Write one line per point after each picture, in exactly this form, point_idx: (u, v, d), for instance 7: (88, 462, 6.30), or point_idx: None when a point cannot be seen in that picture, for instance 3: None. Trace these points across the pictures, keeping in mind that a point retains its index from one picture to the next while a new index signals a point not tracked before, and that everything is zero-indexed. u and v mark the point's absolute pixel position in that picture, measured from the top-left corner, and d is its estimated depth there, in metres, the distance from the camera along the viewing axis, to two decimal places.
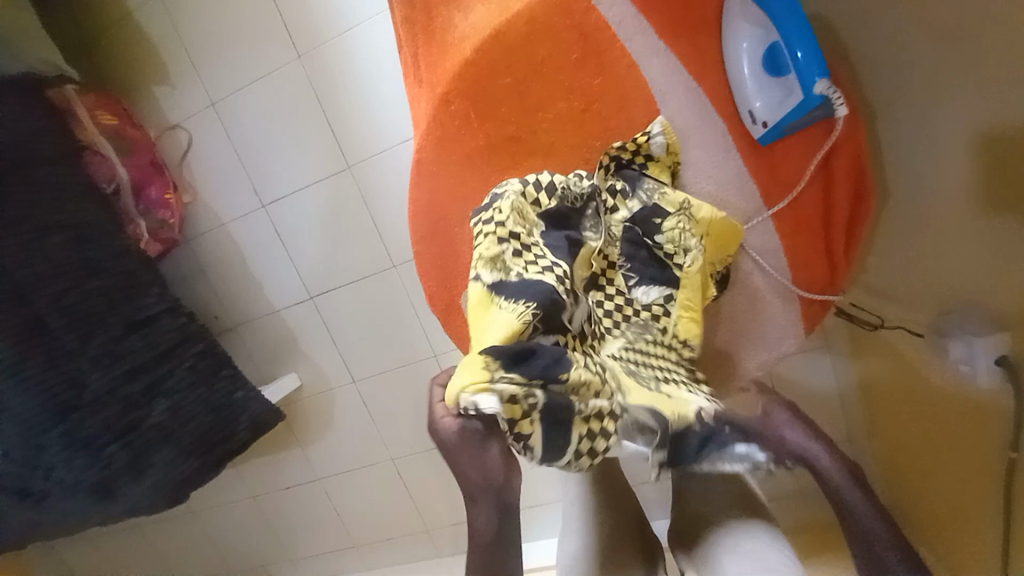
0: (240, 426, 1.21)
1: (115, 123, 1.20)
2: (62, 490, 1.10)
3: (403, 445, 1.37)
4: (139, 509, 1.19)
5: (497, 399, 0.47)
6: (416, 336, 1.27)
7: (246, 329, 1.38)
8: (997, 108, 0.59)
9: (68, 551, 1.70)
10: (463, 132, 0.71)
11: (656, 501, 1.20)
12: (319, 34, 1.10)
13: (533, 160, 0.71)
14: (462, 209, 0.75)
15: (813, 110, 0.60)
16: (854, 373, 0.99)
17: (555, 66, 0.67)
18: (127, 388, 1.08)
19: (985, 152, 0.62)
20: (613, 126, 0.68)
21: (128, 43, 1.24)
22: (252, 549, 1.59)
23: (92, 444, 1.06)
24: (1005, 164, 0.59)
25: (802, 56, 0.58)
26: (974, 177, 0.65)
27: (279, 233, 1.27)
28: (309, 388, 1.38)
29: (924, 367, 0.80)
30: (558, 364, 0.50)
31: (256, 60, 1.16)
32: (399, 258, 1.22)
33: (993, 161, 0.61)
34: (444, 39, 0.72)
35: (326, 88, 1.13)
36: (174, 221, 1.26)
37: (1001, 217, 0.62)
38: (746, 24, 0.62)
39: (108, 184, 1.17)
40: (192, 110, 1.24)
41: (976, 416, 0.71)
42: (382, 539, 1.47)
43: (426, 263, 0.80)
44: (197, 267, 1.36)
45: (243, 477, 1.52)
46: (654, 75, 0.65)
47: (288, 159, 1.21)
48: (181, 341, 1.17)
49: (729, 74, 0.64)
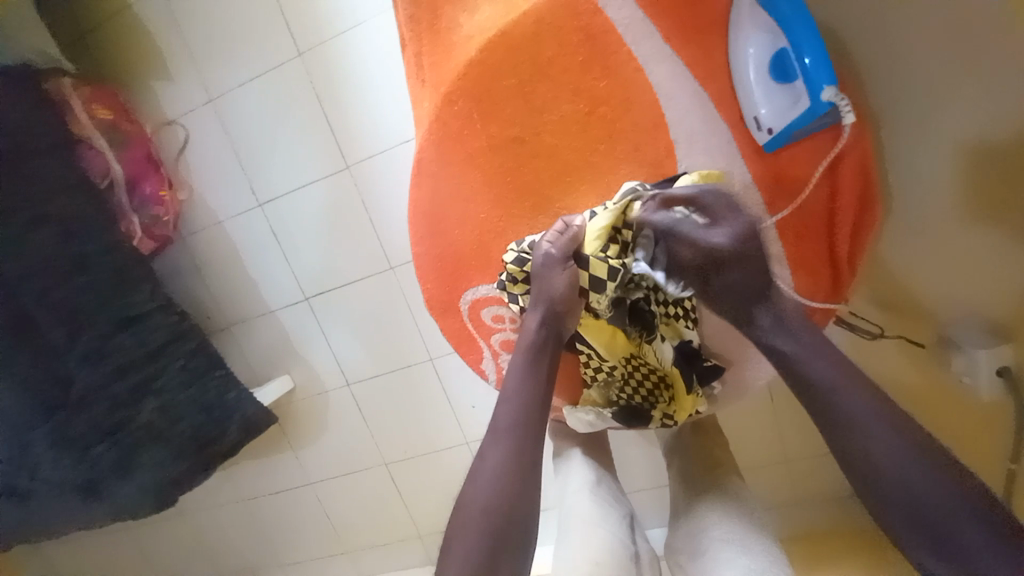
0: (230, 427, 1.19)
1: (111, 116, 1.17)
2: (47, 490, 1.07)
3: (397, 449, 1.35)
4: (124, 510, 1.16)
5: (655, 425, 0.77)
6: (412, 338, 1.26)
7: (239, 328, 1.36)
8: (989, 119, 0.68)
9: (50, 552, 1.67)
10: (466, 133, 0.70)
11: (651, 509, 1.19)
12: (320, 33, 1.10)
13: (537, 162, 0.70)
14: (464, 210, 0.74)
15: (819, 117, 0.60)
16: (871, 368, 0.90)
17: (561, 67, 0.66)
18: (114, 387, 1.06)
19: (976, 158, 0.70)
20: (621, 129, 0.67)
21: (126, 36, 1.23)
22: (240, 554, 1.56)
23: (80, 443, 1.04)
24: (1010, 182, 0.68)
25: (810, 62, 0.58)
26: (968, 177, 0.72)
27: (275, 232, 1.26)
28: (302, 389, 1.36)
29: (935, 373, 0.83)
30: (689, 371, 0.74)
31: (255, 57, 1.15)
32: (397, 260, 1.20)
33: (987, 165, 0.70)
34: (449, 39, 0.71)
35: (326, 88, 1.13)
36: (168, 217, 1.24)
37: (999, 214, 0.71)
38: (754, 28, 0.61)
39: (101, 178, 1.15)
40: (190, 105, 1.22)
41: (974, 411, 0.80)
42: (373, 545, 1.45)
43: (425, 264, 0.79)
44: (190, 264, 1.33)
45: (236, 479, 1.49)
46: (660, 78, 0.65)
47: (290, 156, 1.19)
48: (172, 339, 1.15)
49: (734, 79, 0.63)
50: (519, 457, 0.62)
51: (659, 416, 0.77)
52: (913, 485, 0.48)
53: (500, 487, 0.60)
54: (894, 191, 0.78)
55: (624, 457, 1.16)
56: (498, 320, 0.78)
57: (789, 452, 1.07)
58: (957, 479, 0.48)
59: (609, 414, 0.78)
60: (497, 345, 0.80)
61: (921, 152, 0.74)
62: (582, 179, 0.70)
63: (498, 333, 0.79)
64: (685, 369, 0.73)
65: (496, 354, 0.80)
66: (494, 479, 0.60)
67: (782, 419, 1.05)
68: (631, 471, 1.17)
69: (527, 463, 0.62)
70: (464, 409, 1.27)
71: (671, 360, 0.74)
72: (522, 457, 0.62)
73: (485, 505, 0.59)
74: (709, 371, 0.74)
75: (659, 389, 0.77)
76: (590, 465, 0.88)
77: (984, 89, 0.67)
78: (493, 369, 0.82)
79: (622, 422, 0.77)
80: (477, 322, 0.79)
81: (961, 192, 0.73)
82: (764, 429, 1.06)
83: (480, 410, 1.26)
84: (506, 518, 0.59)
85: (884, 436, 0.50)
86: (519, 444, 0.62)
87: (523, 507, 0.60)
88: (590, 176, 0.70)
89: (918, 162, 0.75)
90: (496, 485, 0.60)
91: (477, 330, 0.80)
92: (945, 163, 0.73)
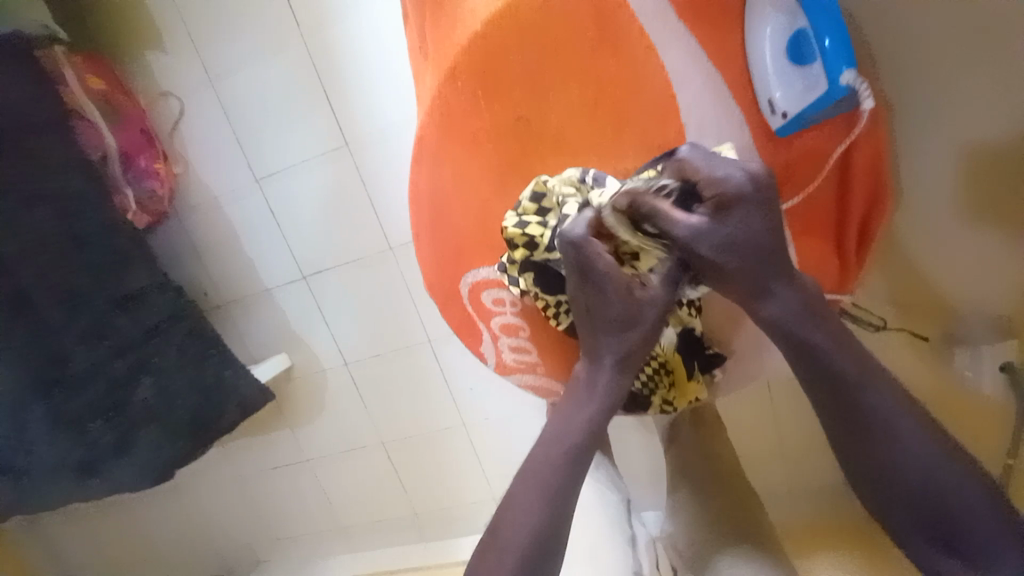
0: (228, 407, 1.20)
1: (102, 86, 1.14)
2: (42, 471, 1.06)
3: (396, 432, 1.36)
4: (122, 488, 1.16)
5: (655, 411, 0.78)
6: (412, 322, 1.25)
7: (237, 308, 1.35)
8: (1005, 118, 0.67)
9: (50, 527, 1.68)
10: (470, 113, 0.68)
11: (647, 495, 1.20)
12: (319, 5, 1.06)
13: (543, 143, 0.69)
14: (465, 191, 0.72)
15: (836, 101, 0.58)
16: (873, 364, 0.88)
17: (569, 45, 0.64)
18: (113, 364, 1.06)
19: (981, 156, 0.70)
20: (629, 112, 0.65)
21: (117, 4, 1.19)
22: (239, 531, 1.58)
23: (78, 421, 1.04)
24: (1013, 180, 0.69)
25: (830, 44, 0.57)
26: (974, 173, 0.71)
27: (273, 212, 1.24)
28: (300, 370, 1.36)
29: (935, 367, 0.83)
30: (691, 357, 0.74)
31: (252, 28, 1.11)
32: (397, 242, 1.19)
33: (992, 163, 0.70)
34: (451, 12, 0.67)
35: (326, 63, 1.09)
36: (164, 192, 1.22)
37: (1002, 213, 0.72)
38: (772, 6, 0.59)
39: (95, 151, 1.11)
40: (184, 78, 1.18)
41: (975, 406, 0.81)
42: (371, 524, 1.47)
43: (425, 247, 0.78)
44: (188, 242, 1.32)
45: (235, 458, 1.50)
46: (672, 58, 0.62)
47: (289, 134, 1.17)
48: (168, 319, 1.14)
49: (750, 61, 0.61)
50: (560, 478, 0.59)
51: (660, 403, 0.77)
52: (913, 479, 0.48)
53: (541, 510, 0.57)
54: (905, 183, 0.75)
55: (621, 444, 1.17)
56: (498, 304, 0.76)
57: (785, 443, 1.07)
58: (960, 475, 0.48)
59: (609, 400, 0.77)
60: (496, 328, 0.79)
61: (925, 154, 0.73)
62: (587, 160, 0.68)
63: (498, 316, 0.77)
64: (687, 354, 0.74)
65: (496, 337, 0.80)
66: (528, 500, 0.58)
67: (779, 409, 1.05)
68: (628, 457, 1.18)
69: (565, 486, 0.58)
70: (462, 394, 1.28)
71: (675, 346, 0.73)
72: (565, 455, 0.59)
73: (523, 529, 0.57)
74: (712, 359, 0.75)
75: (664, 377, 0.76)
76: None
77: (991, 83, 0.66)
78: (493, 351, 0.81)
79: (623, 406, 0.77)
80: (477, 305, 0.78)
81: (968, 188, 0.72)
82: (761, 420, 1.07)
83: (479, 395, 1.26)
84: (547, 539, 0.57)
85: (890, 441, 0.49)
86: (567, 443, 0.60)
87: (560, 526, 0.58)
88: (595, 159, 0.68)
89: (924, 165, 0.73)
90: (541, 480, 0.59)
91: (477, 312, 0.78)
92: (952, 156, 0.72)
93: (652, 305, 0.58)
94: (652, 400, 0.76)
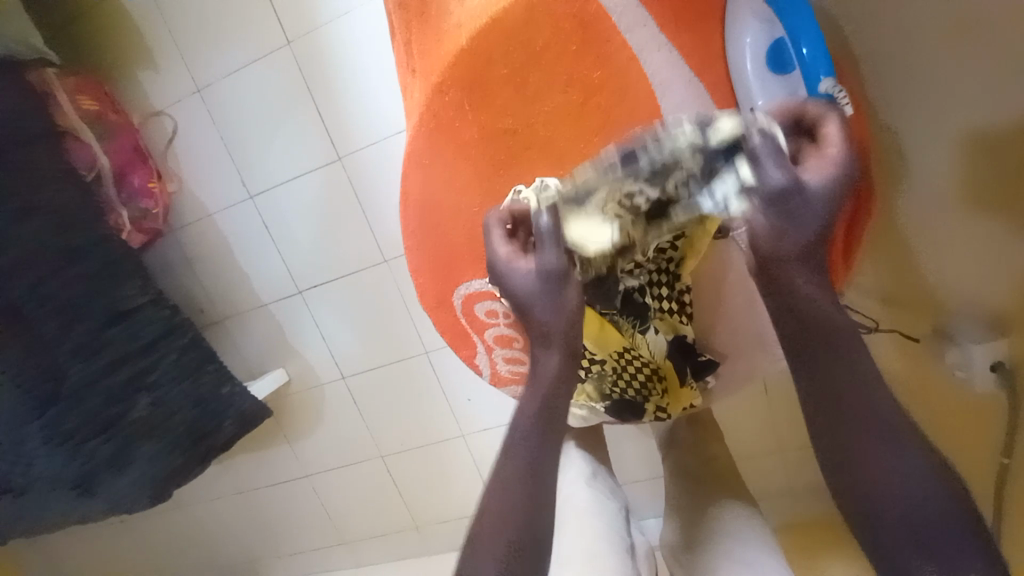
0: (227, 421, 1.20)
1: (96, 106, 1.15)
2: (40, 489, 1.06)
3: (393, 442, 1.35)
4: (120, 506, 1.15)
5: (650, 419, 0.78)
6: (407, 331, 1.25)
7: (233, 322, 1.35)
8: (995, 109, 0.63)
9: (46, 548, 1.67)
10: (458, 124, 0.69)
11: (647, 500, 1.20)
12: (309, 20, 1.07)
13: (531, 154, 0.70)
14: (455, 202, 0.73)
15: (816, 108, 0.61)
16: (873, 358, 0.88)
17: (554, 56, 0.64)
18: (109, 380, 1.05)
19: (975, 151, 0.67)
20: (615, 121, 0.66)
21: (110, 24, 1.20)
22: (238, 546, 1.57)
23: (72, 438, 1.01)
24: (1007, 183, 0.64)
25: (808, 52, 0.60)
26: (967, 169, 0.69)
27: (267, 225, 1.24)
28: (298, 383, 1.36)
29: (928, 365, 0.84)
30: (685, 361, 0.75)
31: (243, 45, 1.12)
32: (391, 253, 1.19)
33: (985, 158, 0.66)
34: (438, 25, 0.68)
35: (317, 78, 1.10)
36: (158, 211, 1.22)
37: (995, 211, 0.68)
38: (753, 17, 0.62)
39: (88, 171, 1.13)
40: (177, 96, 1.19)
41: (970, 408, 0.80)
42: (371, 536, 1.46)
43: (418, 259, 0.78)
44: (182, 257, 1.32)
45: (233, 472, 1.49)
46: (654, 67, 0.63)
47: (281, 149, 1.17)
48: (165, 334, 1.15)
49: (732, 69, 0.64)
50: None
51: (654, 410, 0.77)
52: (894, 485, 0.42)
53: None
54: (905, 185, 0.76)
55: (619, 449, 1.17)
56: (491, 316, 0.76)
57: (782, 443, 1.07)
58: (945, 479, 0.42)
59: (602, 409, 0.77)
60: (490, 340, 0.79)
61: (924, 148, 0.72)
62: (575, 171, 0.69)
63: (491, 328, 0.77)
64: (681, 359, 0.75)
65: (490, 349, 0.80)
66: None
67: (777, 409, 1.05)
68: (626, 462, 1.17)
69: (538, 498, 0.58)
70: (459, 402, 1.27)
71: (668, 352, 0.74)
72: None
73: None
74: (704, 366, 0.76)
75: (659, 380, 0.76)
76: (586, 458, 0.89)
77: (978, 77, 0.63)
78: (488, 362, 0.82)
79: (618, 416, 0.77)
80: (471, 317, 0.78)
81: (961, 190, 0.70)
82: (759, 421, 1.07)
83: (476, 403, 1.26)
84: None
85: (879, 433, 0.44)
86: (531, 488, 0.50)
87: None
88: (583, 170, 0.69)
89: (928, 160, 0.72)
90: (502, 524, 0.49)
91: (471, 324, 0.79)
92: (946, 153, 0.70)
93: (540, 272, 0.56)
94: (648, 408, 0.77)
